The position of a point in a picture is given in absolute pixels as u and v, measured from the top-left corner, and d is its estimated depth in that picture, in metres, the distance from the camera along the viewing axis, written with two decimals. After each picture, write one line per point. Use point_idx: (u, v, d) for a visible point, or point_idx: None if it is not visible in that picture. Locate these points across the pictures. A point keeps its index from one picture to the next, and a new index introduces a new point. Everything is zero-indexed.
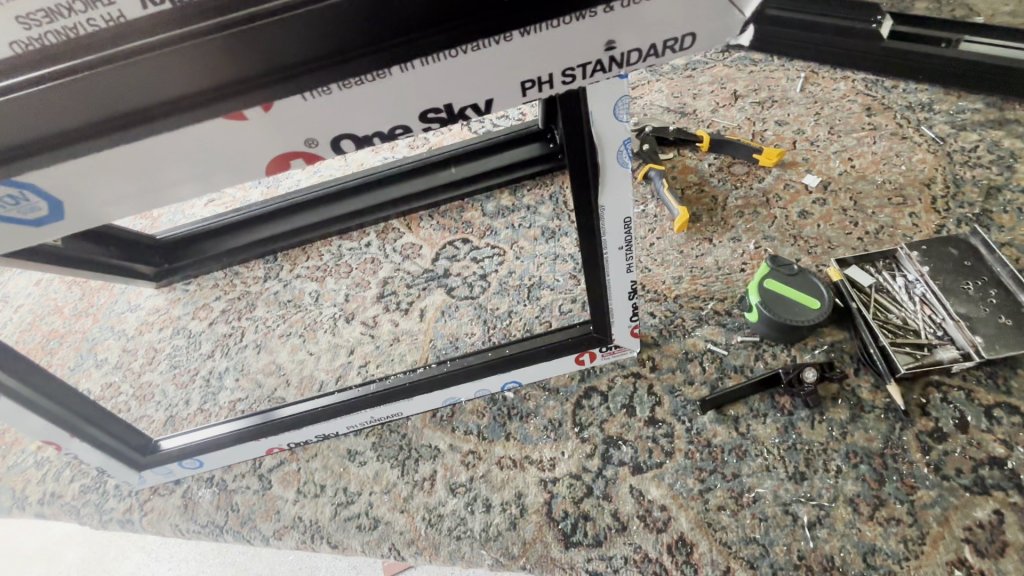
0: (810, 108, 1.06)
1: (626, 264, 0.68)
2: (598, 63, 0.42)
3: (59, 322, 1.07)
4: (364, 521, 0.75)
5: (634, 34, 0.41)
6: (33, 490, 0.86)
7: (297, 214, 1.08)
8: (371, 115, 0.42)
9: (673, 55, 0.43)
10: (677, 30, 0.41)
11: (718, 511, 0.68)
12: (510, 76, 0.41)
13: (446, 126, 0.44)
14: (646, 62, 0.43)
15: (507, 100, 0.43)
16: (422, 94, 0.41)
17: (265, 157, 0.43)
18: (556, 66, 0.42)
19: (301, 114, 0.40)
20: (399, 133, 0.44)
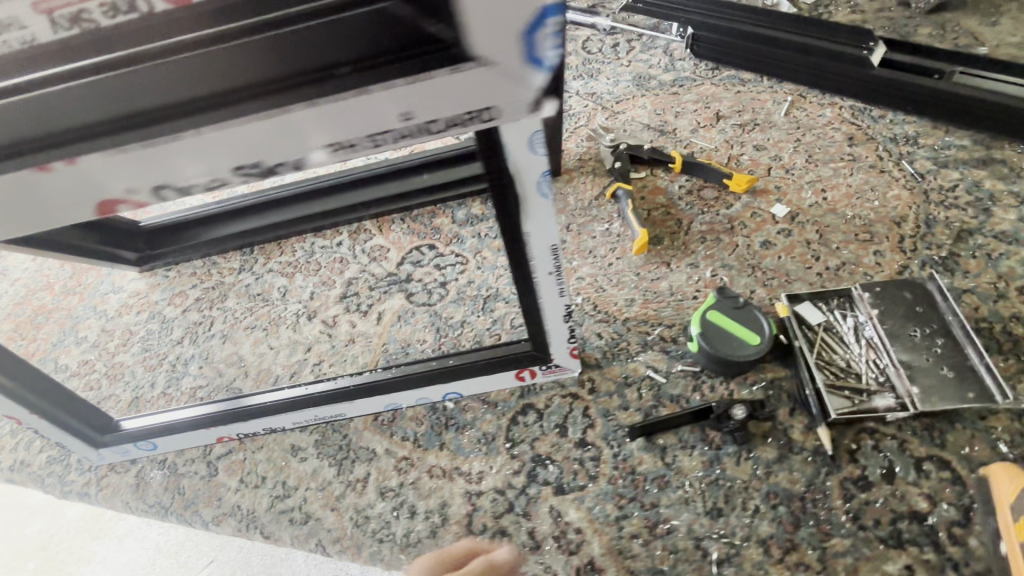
0: (791, 133, 1.03)
1: (558, 289, 0.68)
2: (400, 132, 0.47)
3: (49, 298, 1.13)
4: (297, 515, 0.78)
5: (428, 106, 0.45)
6: (5, 456, 0.92)
7: (275, 210, 1.10)
8: (241, 154, 0.46)
9: (477, 125, 0.48)
10: (471, 104, 0.46)
11: (631, 539, 0.68)
12: (312, 141, 0.46)
13: (263, 179, 0.48)
14: (450, 130, 0.47)
15: (318, 160, 0.48)
16: (227, 154, 0.46)
17: (150, 187, 0.47)
18: (358, 134, 0.46)
19: (179, 151, 0.45)
20: (220, 184, 0.48)
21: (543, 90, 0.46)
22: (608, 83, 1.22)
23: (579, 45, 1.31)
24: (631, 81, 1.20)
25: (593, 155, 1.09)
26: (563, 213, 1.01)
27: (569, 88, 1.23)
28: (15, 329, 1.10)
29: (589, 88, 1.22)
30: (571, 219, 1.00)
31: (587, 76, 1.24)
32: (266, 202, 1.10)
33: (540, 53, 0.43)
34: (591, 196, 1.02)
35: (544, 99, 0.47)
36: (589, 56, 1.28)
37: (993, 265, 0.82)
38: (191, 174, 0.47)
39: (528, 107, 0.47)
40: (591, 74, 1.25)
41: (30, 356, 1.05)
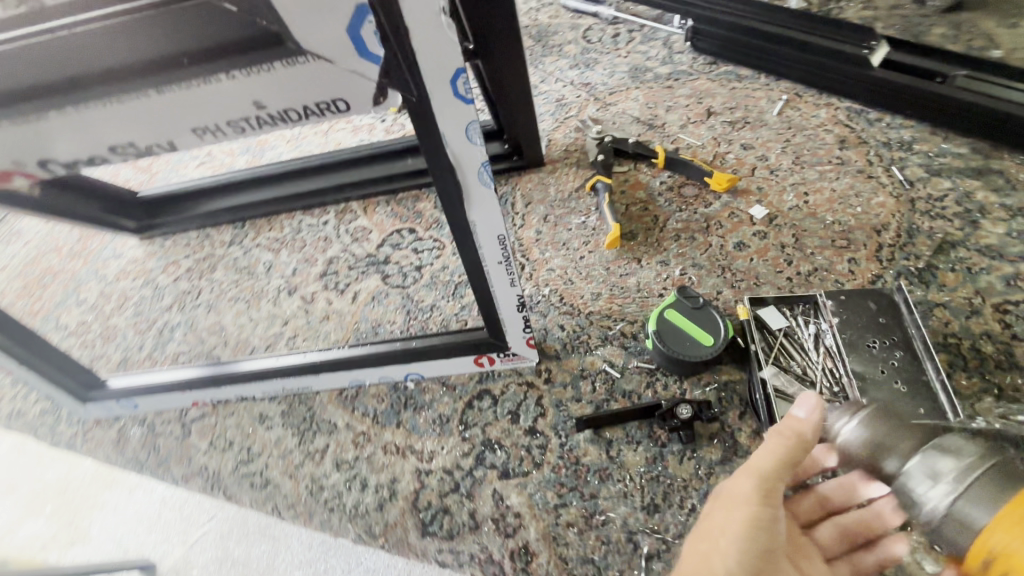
0: (781, 133, 1.01)
1: (510, 279, 0.69)
2: (259, 118, 0.49)
3: (56, 260, 1.20)
4: (257, 480, 0.82)
5: (276, 97, 0.47)
6: (5, 405, 0.99)
7: (266, 187, 1.14)
8: (151, 129, 0.48)
9: (336, 115, 0.50)
10: (325, 95, 0.47)
11: (567, 527, 0.70)
12: (177, 126, 0.49)
13: (141, 158, 0.51)
14: (306, 119, 0.50)
15: (188, 143, 0.50)
16: (98, 134, 0.49)
17: (77, 154, 0.50)
18: (225, 116, 0.48)
19: (95, 123, 0.48)
20: (100, 161, 0.51)
21: (382, 83, 0.47)
22: (603, 73, 1.20)
23: (579, 33, 1.29)
24: (627, 73, 1.19)
25: (579, 146, 1.08)
26: (542, 203, 1.01)
27: (565, 78, 1.21)
28: (24, 287, 1.17)
29: (584, 78, 1.20)
30: (549, 209, 1.00)
31: (583, 65, 1.23)
32: (257, 179, 1.13)
33: (366, 49, 0.44)
34: (572, 188, 1.02)
35: (387, 92, 0.48)
36: (588, 45, 1.26)
37: (972, 279, 0.79)
38: (114, 141, 0.49)
39: (372, 98, 0.48)
40: (587, 64, 1.23)
41: (35, 313, 1.12)
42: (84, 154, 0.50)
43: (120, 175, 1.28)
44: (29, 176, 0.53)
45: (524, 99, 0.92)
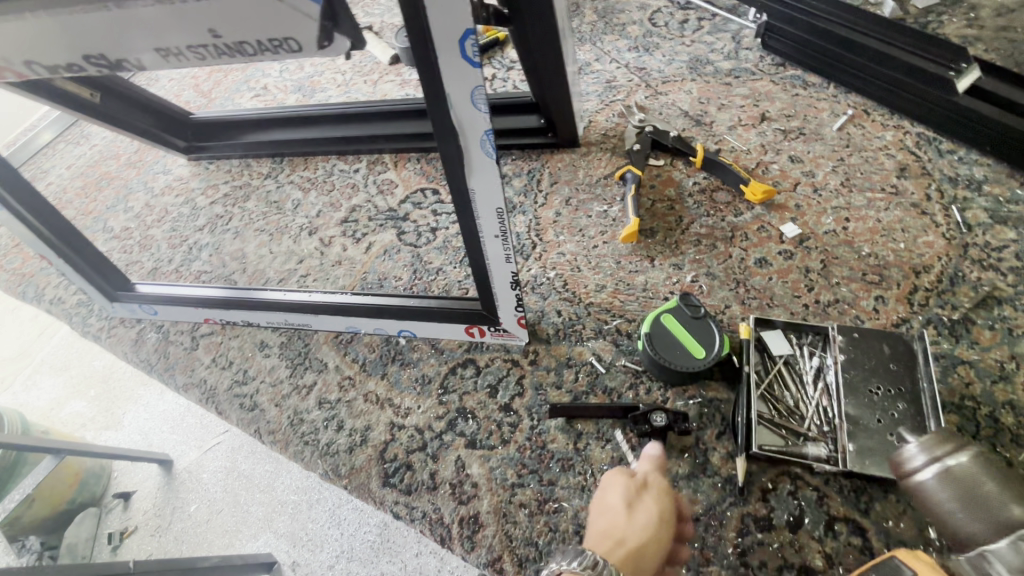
0: (836, 151, 0.93)
1: (505, 254, 0.68)
2: (216, 48, 0.48)
3: (114, 167, 1.29)
4: (247, 402, 0.87)
5: (230, 27, 0.46)
6: (50, 291, 1.09)
7: (308, 127, 1.16)
8: (117, 43, 0.49)
9: (289, 57, 0.48)
10: (275, 32, 0.46)
11: (518, 507, 0.70)
12: (141, 44, 0.49)
13: (111, 72, 0.52)
14: (260, 56, 0.48)
15: (152, 64, 0.50)
16: (72, 43, 0.50)
17: (52, 58, 0.52)
18: (183, 41, 0.48)
19: (68, 31, 0.49)
20: (77, 70, 0.53)
21: (326, 25, 0.44)
22: (661, 60, 1.14)
23: (646, 14, 1.23)
24: (686, 63, 1.12)
25: (618, 133, 1.04)
26: (568, 184, 0.99)
27: (621, 59, 1.16)
28: (83, 187, 1.26)
29: (640, 62, 1.15)
30: (573, 192, 0.98)
31: (643, 49, 1.17)
32: (301, 118, 1.16)
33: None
34: (601, 174, 0.99)
35: (333, 37, 0.45)
36: (652, 28, 1.20)
37: (1010, 342, 0.72)
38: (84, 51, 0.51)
39: (316, 42, 0.45)
40: (647, 47, 1.17)
41: (89, 213, 1.21)
42: (64, 61, 0.52)
43: (183, 97, 1.35)
44: (19, 77, 0.55)
45: (557, 77, 0.90)
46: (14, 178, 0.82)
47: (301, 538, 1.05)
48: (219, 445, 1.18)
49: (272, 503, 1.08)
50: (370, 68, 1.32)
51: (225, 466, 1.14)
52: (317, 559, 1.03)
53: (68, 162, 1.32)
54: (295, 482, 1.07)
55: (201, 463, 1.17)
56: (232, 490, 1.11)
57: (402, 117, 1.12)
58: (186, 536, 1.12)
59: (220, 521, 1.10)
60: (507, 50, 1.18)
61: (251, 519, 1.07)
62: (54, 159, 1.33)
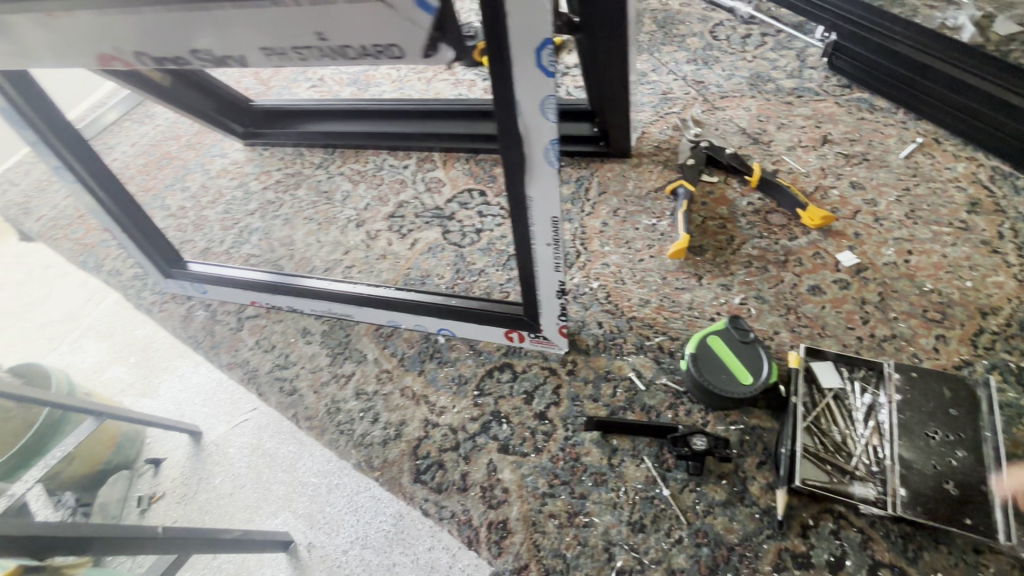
0: (902, 180, 0.90)
1: (554, 263, 0.68)
2: (320, 50, 0.49)
3: (174, 147, 1.34)
4: (287, 386, 0.89)
5: (337, 30, 0.47)
6: (108, 263, 1.15)
7: (361, 120, 1.19)
8: (227, 40, 0.51)
9: (390, 62, 0.48)
10: (379, 38, 0.46)
11: (548, 517, 0.70)
12: (248, 42, 0.51)
13: (215, 67, 0.54)
14: (362, 59, 0.48)
15: (256, 62, 0.52)
16: (183, 37, 0.52)
17: (161, 51, 0.54)
18: (288, 42, 0.49)
19: (181, 27, 0.51)
20: (182, 62, 0.55)
21: (434, 34, 0.45)
22: (720, 74, 1.12)
23: (707, 28, 1.21)
24: (746, 79, 1.10)
25: (672, 146, 1.03)
26: (617, 195, 0.98)
27: (678, 71, 1.15)
28: (145, 165, 1.32)
29: (698, 75, 1.13)
30: (621, 203, 0.97)
31: (702, 62, 1.15)
32: (356, 112, 1.18)
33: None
34: (651, 187, 0.98)
35: (439, 46, 0.46)
36: (713, 42, 1.18)
37: None
38: (190, 43, 0.52)
39: (421, 49, 0.46)
40: (706, 61, 1.15)
41: (148, 190, 1.26)
42: (171, 54, 0.54)
43: (243, 84, 1.40)
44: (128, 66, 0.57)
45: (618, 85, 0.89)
46: (87, 154, 0.85)
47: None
48: None
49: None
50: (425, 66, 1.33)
51: None
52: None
53: (132, 140, 1.38)
54: None
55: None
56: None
57: (454, 117, 1.14)
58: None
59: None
60: (563, 55, 1.18)
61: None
62: (119, 136, 1.39)
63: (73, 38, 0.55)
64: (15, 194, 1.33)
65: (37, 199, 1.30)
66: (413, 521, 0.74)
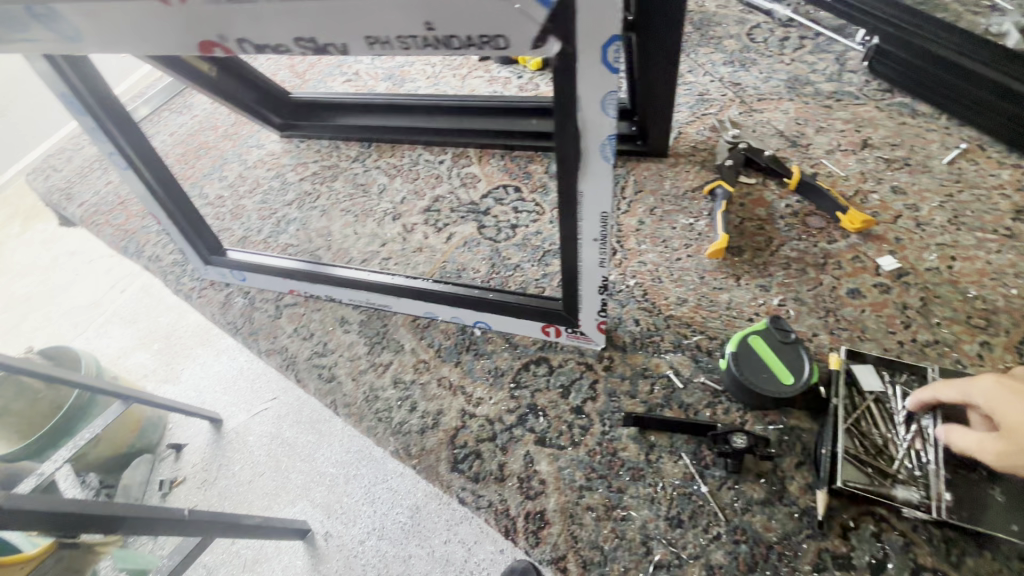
0: (945, 186, 0.89)
1: (599, 258, 0.68)
2: (425, 39, 0.48)
3: (212, 137, 1.36)
4: (325, 372, 0.90)
5: (451, 20, 0.46)
6: (148, 249, 1.17)
7: (398, 115, 1.20)
8: (329, 27, 0.49)
9: (493, 52, 0.48)
10: (488, 29, 0.46)
11: (586, 510, 0.70)
12: (351, 29, 0.49)
13: (316, 56, 0.52)
14: (467, 50, 0.49)
15: (358, 50, 0.51)
16: (286, 24, 0.50)
17: (258, 38, 0.52)
18: (393, 30, 0.48)
19: (285, 15, 0.49)
20: (283, 50, 0.53)
21: (546, 27, 0.46)
22: (757, 76, 1.12)
23: (744, 30, 1.21)
24: (784, 81, 1.10)
25: (709, 146, 1.03)
26: (653, 194, 0.98)
27: (714, 72, 1.15)
28: (183, 154, 1.34)
29: (735, 77, 1.13)
30: (658, 202, 0.97)
31: (739, 64, 1.15)
32: (393, 106, 1.20)
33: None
34: (688, 187, 0.98)
35: (548, 39, 0.47)
36: (750, 44, 1.18)
37: None
38: (289, 30, 0.50)
39: (531, 41, 0.47)
40: (743, 63, 1.15)
41: (187, 178, 1.28)
42: (270, 41, 0.52)
43: (280, 77, 1.42)
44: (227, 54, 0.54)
45: (668, 76, 0.90)
46: (141, 141, 0.87)
47: (335, 511, 1.28)
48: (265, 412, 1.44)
49: (311, 474, 1.30)
50: (460, 63, 1.35)
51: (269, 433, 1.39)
52: (350, 532, 1.23)
53: (171, 129, 1.40)
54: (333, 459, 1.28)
55: (248, 426, 1.44)
56: (275, 455, 1.34)
57: (491, 114, 1.15)
58: (228, 494, 1.39)
59: (261, 485, 1.35)
60: None
61: (290, 486, 1.31)
62: (158, 125, 1.42)
63: (163, 27, 0.52)
64: (58, 179, 1.37)
65: (79, 184, 1.34)
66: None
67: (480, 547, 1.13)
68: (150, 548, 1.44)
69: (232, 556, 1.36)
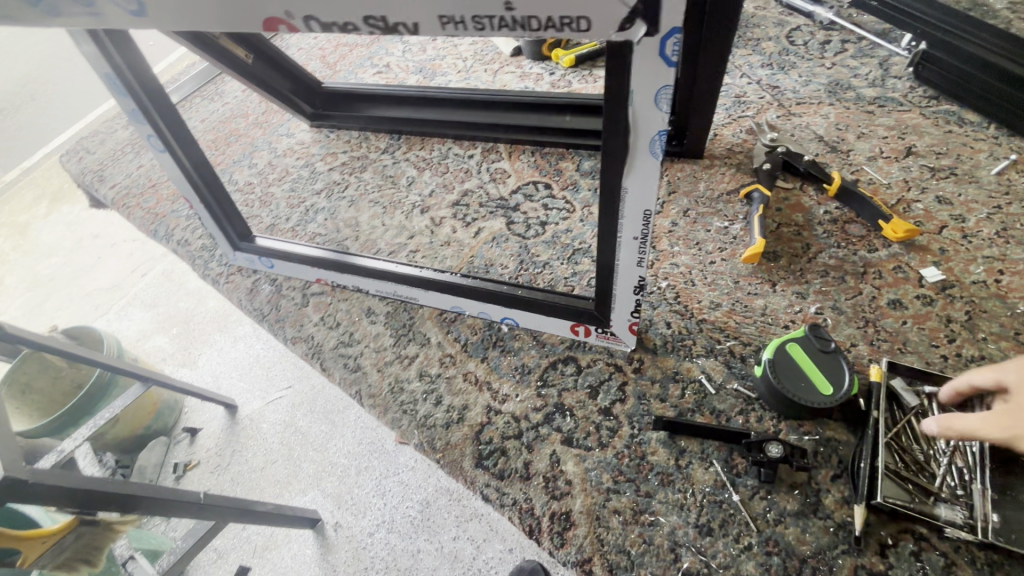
0: (993, 198, 0.87)
1: (638, 258, 0.67)
2: (502, 20, 0.46)
3: (242, 124, 1.37)
4: (351, 362, 0.90)
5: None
6: (177, 233, 1.18)
7: (429, 108, 1.20)
8: (404, 6, 0.48)
9: (573, 35, 0.46)
10: (570, 10, 0.44)
11: (613, 513, 0.69)
12: (427, 9, 0.48)
13: (385, 35, 0.51)
14: (544, 31, 0.46)
15: (429, 29, 0.49)
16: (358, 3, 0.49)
17: (328, 18, 0.51)
18: (468, 11, 0.46)
19: None
20: (351, 29, 0.52)
21: (636, 9, 0.43)
22: (796, 80, 1.09)
23: (784, 32, 1.19)
24: (825, 85, 1.07)
25: (745, 149, 1.01)
26: (687, 195, 0.97)
27: (752, 75, 1.12)
28: (214, 140, 1.35)
29: (773, 79, 1.11)
30: (692, 204, 0.95)
31: (777, 67, 1.13)
32: (424, 98, 1.20)
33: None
34: (723, 190, 0.96)
35: (635, 20, 0.44)
36: (789, 46, 1.16)
37: None
38: (359, 9, 0.49)
39: (617, 23, 0.44)
40: (782, 66, 1.13)
41: (217, 165, 1.29)
42: (341, 20, 0.51)
43: (311, 66, 1.42)
44: (292, 30, 0.54)
45: (711, 75, 0.88)
46: (178, 124, 0.88)
47: (345, 501, 1.32)
48: (280, 400, 1.50)
49: (323, 463, 1.36)
50: (492, 57, 1.34)
51: (285, 420, 1.46)
52: (358, 523, 1.27)
53: (202, 116, 1.41)
54: (347, 449, 1.37)
55: (263, 413, 1.49)
56: (288, 443, 1.42)
57: (522, 109, 1.14)
58: (241, 479, 1.39)
59: (274, 471, 1.38)
60: None
61: (302, 475, 1.36)
62: (190, 111, 1.43)
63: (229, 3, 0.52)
64: (91, 161, 1.38)
65: (112, 167, 1.35)
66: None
67: (487, 543, 1.18)
68: (164, 529, 1.46)
69: (242, 541, 1.35)
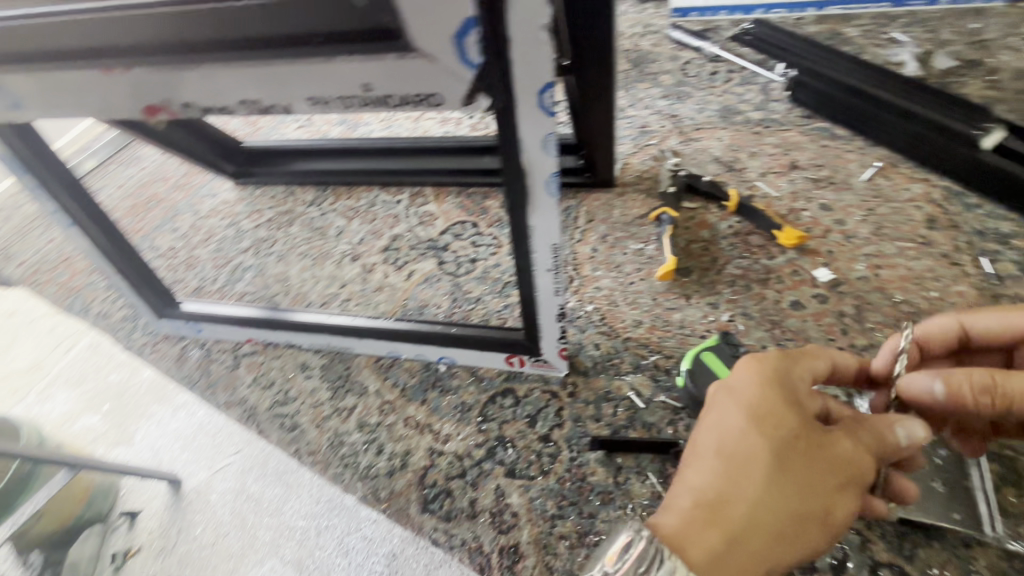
0: (866, 201, 0.98)
1: (554, 287, 0.70)
2: (364, 99, 0.51)
3: (162, 188, 1.34)
4: (288, 422, 0.89)
5: (385, 82, 0.49)
6: (94, 306, 1.13)
7: (354, 158, 1.22)
8: (275, 92, 0.52)
9: (431, 109, 0.50)
10: (424, 88, 0.48)
11: (559, 539, 0.71)
12: (295, 92, 0.52)
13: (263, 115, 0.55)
14: (404, 107, 0.51)
15: (302, 109, 0.53)
16: (231, 90, 0.53)
17: (204, 103, 0.55)
18: (334, 93, 0.51)
19: (230, 83, 0.52)
20: (228, 112, 0.56)
21: (475, 85, 0.48)
22: (692, 108, 1.20)
23: (678, 65, 1.30)
24: (717, 112, 1.18)
25: (652, 175, 1.09)
26: (604, 222, 1.03)
27: (653, 106, 1.22)
28: (133, 207, 1.31)
29: (672, 109, 1.21)
30: (609, 230, 1.01)
31: (675, 97, 1.23)
32: (348, 149, 1.22)
33: (466, 52, 0.45)
34: (636, 214, 1.03)
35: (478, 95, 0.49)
36: (683, 78, 1.27)
37: None
38: (227, 94, 0.53)
39: (462, 99, 0.49)
40: (679, 96, 1.23)
41: (136, 232, 1.26)
42: (218, 104, 0.55)
43: (232, 125, 1.43)
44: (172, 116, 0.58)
45: (608, 113, 0.96)
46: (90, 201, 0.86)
47: None
48: None
49: None
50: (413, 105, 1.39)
51: None
52: None
53: (118, 183, 1.38)
54: None
55: None
56: None
57: (445, 153, 1.18)
58: None
59: None
60: None
61: None
62: (105, 179, 1.39)
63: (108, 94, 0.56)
64: None
65: (20, 245, 1.29)
66: (407, 560, 0.73)
67: None
68: None
69: None
